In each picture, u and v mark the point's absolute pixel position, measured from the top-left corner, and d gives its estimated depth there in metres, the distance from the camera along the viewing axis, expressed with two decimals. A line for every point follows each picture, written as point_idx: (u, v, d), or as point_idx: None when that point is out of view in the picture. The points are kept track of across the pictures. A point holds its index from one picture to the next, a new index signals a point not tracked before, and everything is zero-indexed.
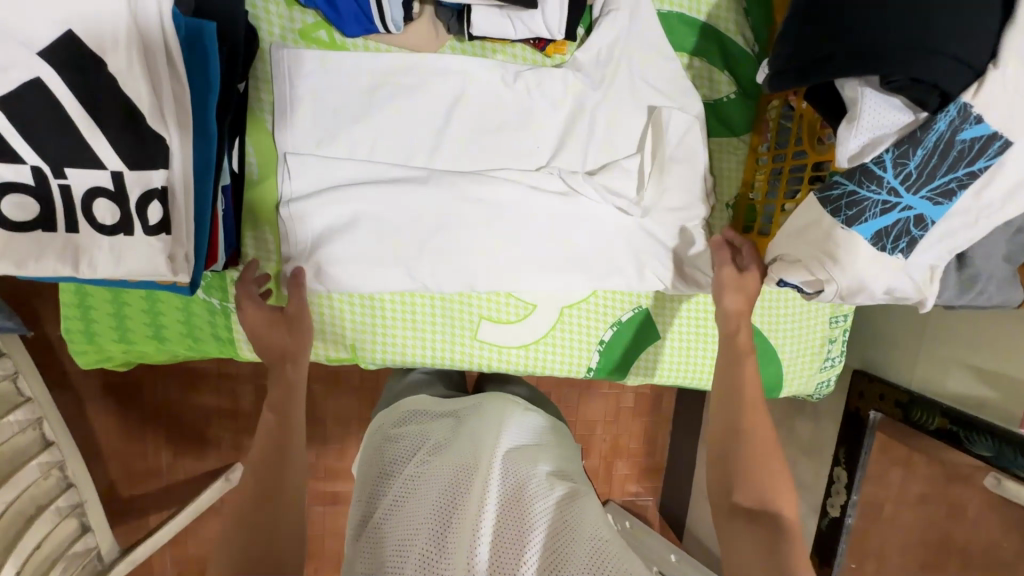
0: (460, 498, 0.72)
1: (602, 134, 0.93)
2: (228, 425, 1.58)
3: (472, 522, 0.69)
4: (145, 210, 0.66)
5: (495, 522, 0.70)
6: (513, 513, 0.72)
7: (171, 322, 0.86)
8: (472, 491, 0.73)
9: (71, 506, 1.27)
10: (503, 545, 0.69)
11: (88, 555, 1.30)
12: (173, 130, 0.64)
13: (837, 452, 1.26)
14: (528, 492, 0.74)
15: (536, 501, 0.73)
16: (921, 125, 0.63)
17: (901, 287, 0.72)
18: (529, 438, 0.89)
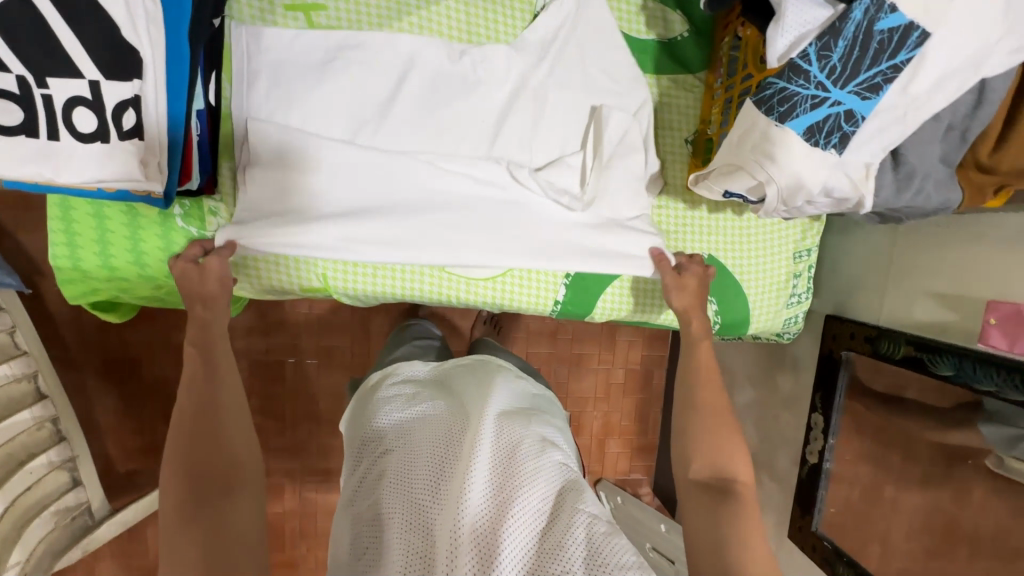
0: (452, 451, 0.75)
1: (561, 72, 0.97)
2: None
3: (463, 470, 0.72)
4: (120, 118, 0.71)
5: (488, 474, 0.72)
6: (505, 466, 0.74)
7: (151, 249, 0.91)
8: (465, 445, 0.75)
9: (64, 459, 1.30)
10: (495, 494, 0.71)
11: (78, 509, 1.34)
12: (147, 44, 0.70)
13: (814, 398, 1.27)
14: (523, 454, 0.77)
15: (529, 463, 0.76)
16: (839, 17, 0.66)
17: (838, 187, 0.75)
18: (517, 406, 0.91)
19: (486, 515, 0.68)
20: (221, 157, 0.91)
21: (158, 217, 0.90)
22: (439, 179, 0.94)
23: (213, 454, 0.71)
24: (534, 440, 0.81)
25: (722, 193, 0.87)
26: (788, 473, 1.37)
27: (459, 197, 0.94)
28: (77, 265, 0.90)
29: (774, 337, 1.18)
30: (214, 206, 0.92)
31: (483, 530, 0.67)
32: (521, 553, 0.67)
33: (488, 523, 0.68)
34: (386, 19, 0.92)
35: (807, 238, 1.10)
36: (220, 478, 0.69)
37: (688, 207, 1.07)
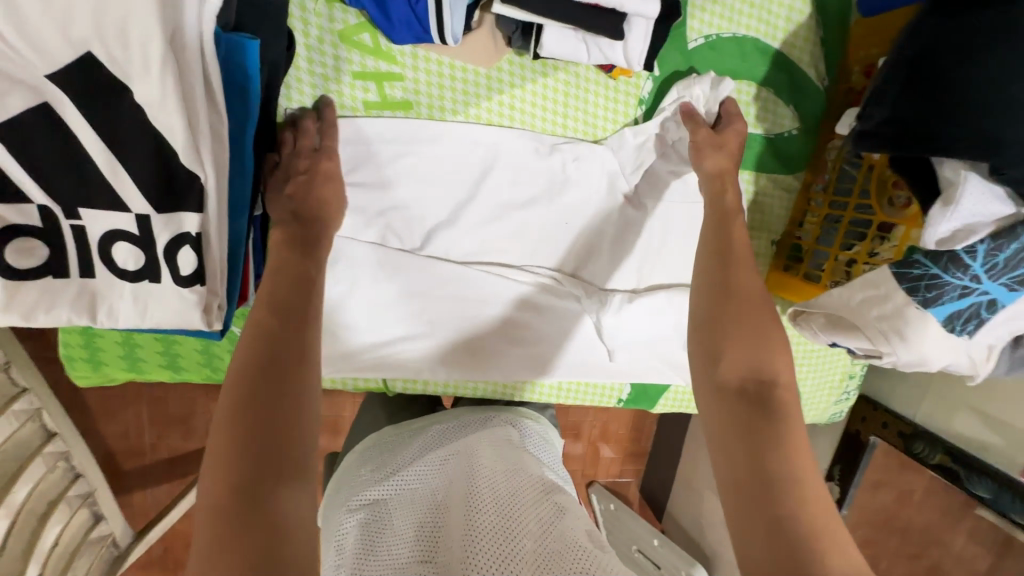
0: (454, 521, 0.51)
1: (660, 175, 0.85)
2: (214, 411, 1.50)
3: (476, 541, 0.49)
4: (175, 258, 0.57)
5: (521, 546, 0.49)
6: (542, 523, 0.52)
7: (187, 352, 0.77)
8: (455, 507, 0.53)
9: (81, 496, 0.98)
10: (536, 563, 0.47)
11: (103, 543, 1.02)
12: (210, 169, 0.55)
13: (832, 468, 1.31)
14: (518, 504, 0.54)
15: (525, 516, 0.52)
16: (1021, 221, 0.60)
17: (957, 364, 0.72)
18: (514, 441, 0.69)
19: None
20: None
21: None
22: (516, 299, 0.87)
23: (281, 414, 0.41)
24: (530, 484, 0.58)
25: (825, 339, 0.81)
26: None
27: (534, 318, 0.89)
28: (99, 370, 0.77)
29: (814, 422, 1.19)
30: None
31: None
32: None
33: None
34: (474, 96, 0.77)
35: None
36: (273, 462, 0.40)
37: None
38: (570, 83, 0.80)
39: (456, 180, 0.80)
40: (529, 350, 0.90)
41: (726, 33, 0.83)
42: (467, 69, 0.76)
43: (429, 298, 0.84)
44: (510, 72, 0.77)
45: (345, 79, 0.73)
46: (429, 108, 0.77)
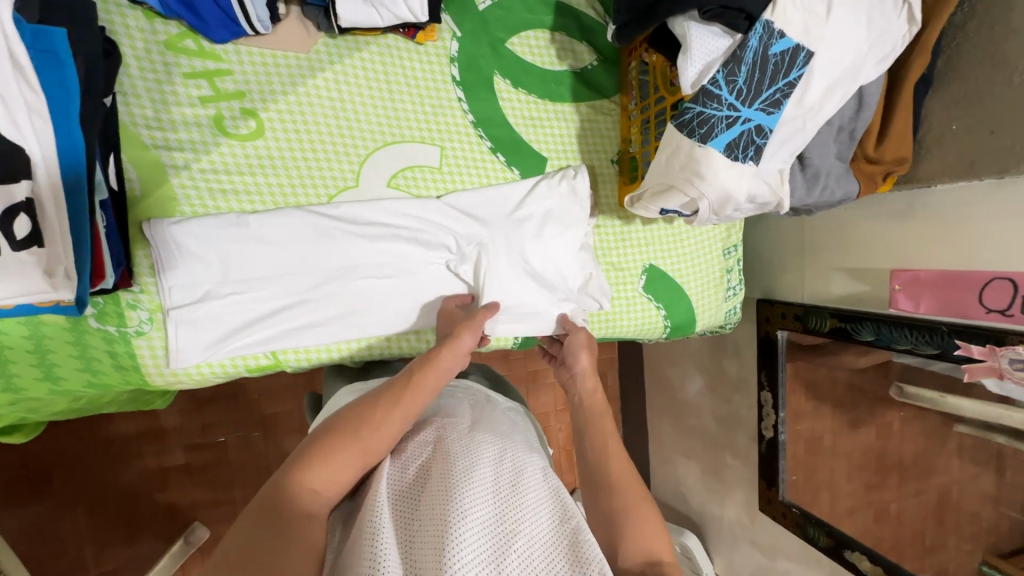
0: (431, 477, 0.61)
1: (487, 193, 1.00)
2: (175, 484, 1.49)
3: (446, 490, 0.58)
4: (11, 227, 0.63)
5: (486, 502, 0.58)
6: (506, 491, 0.60)
7: (63, 359, 0.80)
8: (459, 481, 0.59)
9: None
10: (489, 520, 0.56)
11: None
12: (33, 140, 0.63)
13: (760, 376, 1.37)
14: (521, 502, 0.60)
15: (528, 519, 0.58)
16: (739, 45, 0.74)
17: (759, 193, 0.83)
18: (512, 431, 0.74)
19: (480, 554, 0.53)
20: (134, 245, 0.82)
21: (66, 322, 0.78)
22: (378, 251, 0.93)
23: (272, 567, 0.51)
24: (535, 486, 0.63)
25: (657, 211, 0.91)
26: (750, 451, 1.46)
27: (403, 269, 0.95)
28: None
29: (719, 328, 1.26)
30: (133, 298, 0.82)
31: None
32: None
33: (486, 557, 0.53)
34: (300, 77, 0.88)
35: (731, 235, 1.19)
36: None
37: (623, 222, 1.11)
38: (385, 54, 0.93)
39: (302, 153, 0.90)
40: (411, 298, 0.96)
41: None
42: (287, 55, 0.88)
43: (299, 267, 0.89)
44: (327, 52, 0.90)
45: (177, 78, 0.83)
46: (260, 92, 0.87)
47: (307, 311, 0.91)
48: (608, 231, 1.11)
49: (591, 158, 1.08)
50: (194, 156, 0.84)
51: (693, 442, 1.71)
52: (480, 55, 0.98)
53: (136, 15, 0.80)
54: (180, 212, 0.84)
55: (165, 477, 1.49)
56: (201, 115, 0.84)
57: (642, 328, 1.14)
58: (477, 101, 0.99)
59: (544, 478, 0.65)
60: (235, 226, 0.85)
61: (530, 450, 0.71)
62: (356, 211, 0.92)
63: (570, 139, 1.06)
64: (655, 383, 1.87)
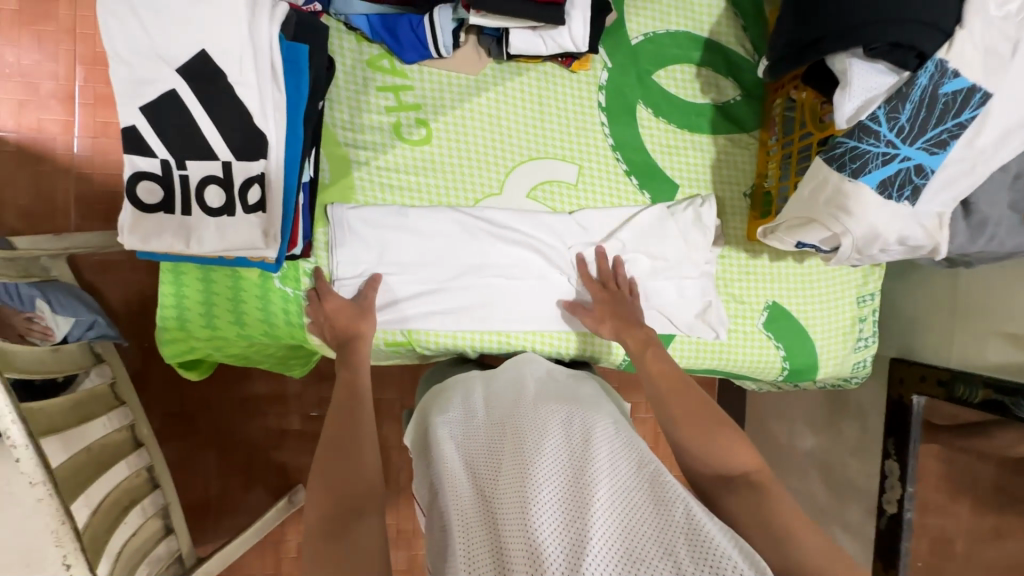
0: (506, 445, 0.68)
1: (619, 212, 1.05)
2: (292, 443, 1.68)
3: (522, 456, 0.64)
4: (246, 193, 0.80)
5: (560, 463, 0.64)
6: (578, 450, 0.66)
7: (250, 309, 0.97)
8: (531, 455, 0.64)
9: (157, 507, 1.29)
10: (565, 477, 0.62)
11: (172, 557, 1.32)
12: (273, 129, 0.79)
13: (886, 443, 1.25)
14: (595, 461, 0.64)
15: (602, 474, 0.62)
16: (906, 83, 0.74)
17: (912, 235, 0.79)
18: (582, 404, 0.79)
19: (561, 508, 0.59)
20: (317, 223, 0.98)
21: (259, 278, 0.96)
22: (508, 253, 1.02)
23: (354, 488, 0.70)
24: (606, 445, 0.67)
25: (793, 244, 0.90)
26: (864, 525, 1.32)
27: (527, 271, 1.03)
28: (182, 324, 0.96)
29: (842, 381, 1.18)
30: (309, 267, 0.98)
31: (563, 537, 0.57)
32: (616, 546, 0.57)
33: (569, 521, 0.58)
34: (464, 94, 1.01)
35: (868, 282, 1.13)
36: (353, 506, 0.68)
37: (750, 255, 1.10)
38: (540, 79, 1.03)
39: (459, 159, 1.02)
40: (534, 300, 1.03)
41: (661, 30, 1.06)
42: (459, 75, 1.01)
43: (441, 259, 1.00)
44: (492, 75, 1.02)
45: (371, 91, 0.99)
46: (431, 105, 1.01)
47: (444, 300, 1.01)
48: (733, 261, 1.10)
49: (723, 189, 1.09)
50: (373, 155, 0.99)
51: (795, 507, 1.57)
52: (626, 85, 1.06)
53: (350, 38, 0.98)
54: (355, 200, 0.99)
55: (286, 437, 1.68)
56: (384, 122, 1.00)
57: (756, 366, 1.11)
58: (618, 126, 1.06)
59: (615, 440, 0.69)
60: (394, 217, 0.98)
61: (600, 416, 0.75)
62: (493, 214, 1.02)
63: (704, 168, 1.08)
64: (757, 436, 1.76)
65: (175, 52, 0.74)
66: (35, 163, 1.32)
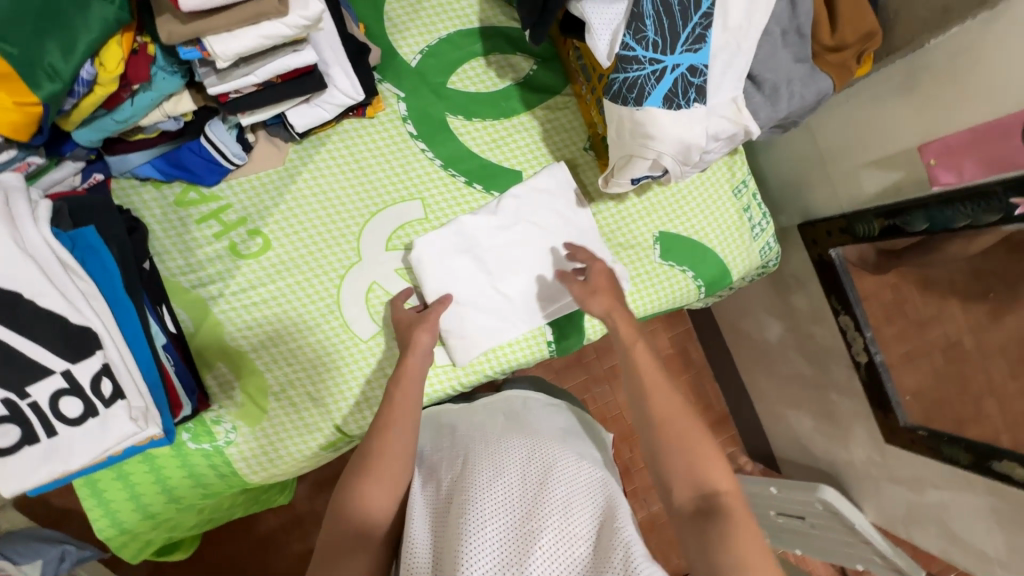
0: (462, 485, 0.71)
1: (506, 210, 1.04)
2: None
3: (474, 496, 0.68)
4: (98, 388, 0.78)
5: (512, 498, 0.68)
6: (532, 487, 0.69)
7: (178, 481, 0.95)
8: (485, 494, 0.68)
9: None
10: (514, 512, 0.66)
11: None
12: (93, 317, 0.78)
13: (832, 302, 1.26)
14: (546, 502, 0.67)
15: (551, 513, 0.65)
16: (634, 3, 0.74)
17: (720, 128, 0.80)
18: (549, 434, 0.81)
19: (503, 549, 0.62)
20: (202, 371, 0.97)
21: (171, 450, 0.95)
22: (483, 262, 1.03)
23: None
24: (563, 488, 0.69)
25: (631, 182, 0.89)
26: (853, 383, 1.33)
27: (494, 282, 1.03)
28: (121, 527, 0.94)
29: (761, 269, 1.19)
30: (216, 415, 0.97)
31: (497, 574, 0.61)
32: None
33: (508, 558, 0.62)
34: (283, 187, 1.00)
35: (736, 172, 1.14)
36: None
37: (617, 201, 1.10)
38: (346, 139, 1.02)
39: (306, 247, 1.01)
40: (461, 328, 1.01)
41: (434, 41, 1.05)
42: (268, 172, 1.00)
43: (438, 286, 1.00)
44: (299, 157, 1.01)
45: (193, 226, 0.98)
46: (256, 211, 1.00)
47: (357, 378, 1.01)
48: (605, 211, 1.10)
49: (565, 154, 1.10)
50: (223, 283, 0.98)
51: (796, 390, 1.58)
52: (428, 105, 1.05)
53: (148, 189, 0.97)
54: (228, 333, 0.98)
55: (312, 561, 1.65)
56: (218, 248, 0.99)
57: (674, 296, 1.11)
58: (439, 146, 1.06)
59: (576, 480, 0.72)
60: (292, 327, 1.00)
61: (565, 450, 0.77)
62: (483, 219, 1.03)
63: (537, 144, 1.09)
64: (737, 342, 1.77)
65: None
66: None
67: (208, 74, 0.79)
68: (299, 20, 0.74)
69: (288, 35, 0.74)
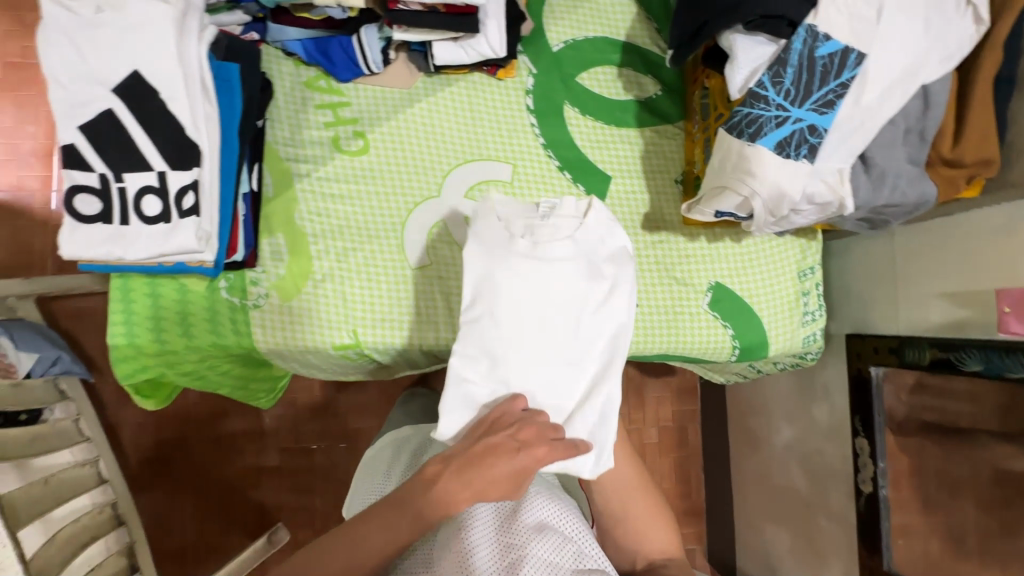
0: (441, 531, 0.72)
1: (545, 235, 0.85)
2: (266, 481, 1.65)
3: (456, 546, 0.68)
4: (181, 199, 0.83)
5: (491, 546, 0.69)
6: (508, 527, 0.71)
7: (198, 321, 0.99)
8: (463, 542, 0.69)
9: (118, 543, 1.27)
10: (497, 561, 0.67)
11: None
12: (204, 137, 0.84)
13: (854, 421, 1.23)
14: (523, 538, 0.69)
15: (530, 548, 0.68)
16: (783, 50, 0.78)
17: (818, 192, 0.83)
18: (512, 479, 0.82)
19: None
20: (262, 234, 1.02)
21: (205, 290, 0.99)
22: (568, 292, 0.83)
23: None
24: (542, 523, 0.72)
25: (713, 214, 0.93)
26: (847, 512, 1.28)
27: (579, 319, 0.83)
28: (131, 342, 0.98)
29: (799, 358, 1.18)
30: (256, 276, 1.01)
31: None
32: None
33: None
34: (400, 107, 1.08)
35: (807, 257, 1.15)
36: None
37: (688, 239, 1.13)
38: (470, 88, 1.10)
39: (396, 168, 1.07)
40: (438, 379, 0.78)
41: (579, 37, 1.13)
42: (393, 89, 1.08)
43: (500, 309, 0.80)
44: (424, 87, 1.09)
45: (310, 108, 1.06)
46: (368, 119, 1.07)
47: (388, 301, 1.04)
48: (672, 243, 1.13)
49: (656, 179, 1.14)
50: (314, 167, 1.04)
51: (784, 506, 1.52)
52: (553, 88, 1.12)
53: (288, 63, 1.06)
54: (298, 209, 1.03)
55: (260, 477, 1.65)
56: (323, 135, 1.06)
57: (707, 348, 1.11)
58: (548, 126, 1.12)
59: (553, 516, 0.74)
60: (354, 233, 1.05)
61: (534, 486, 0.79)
62: (540, 230, 0.85)
63: (634, 160, 1.13)
64: (741, 438, 1.73)
65: (110, 73, 0.81)
66: (10, 218, 1.52)
67: None
68: None
69: None
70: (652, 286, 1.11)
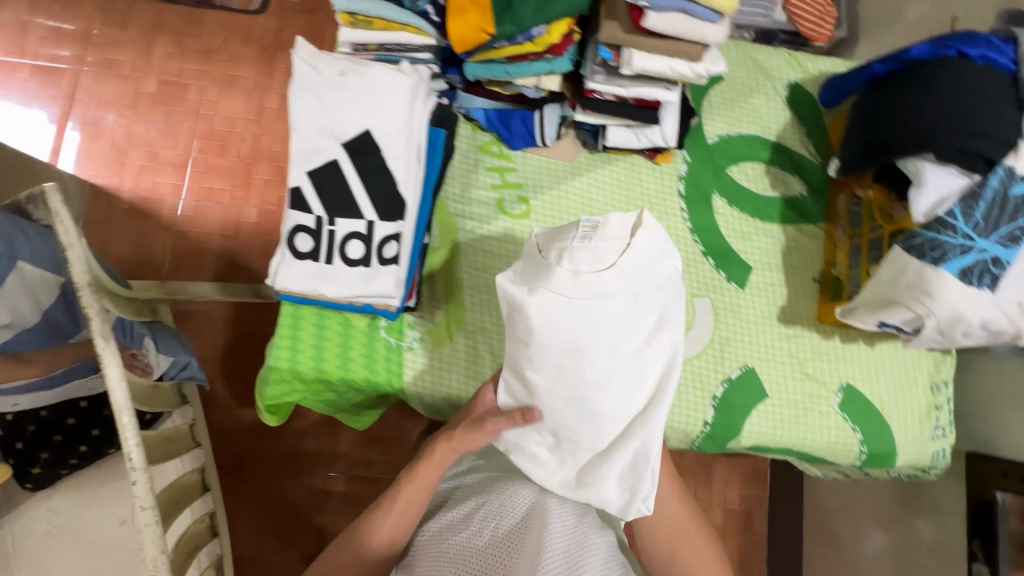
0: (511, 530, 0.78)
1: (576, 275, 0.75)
2: (325, 509, 1.59)
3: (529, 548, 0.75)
4: (384, 248, 0.90)
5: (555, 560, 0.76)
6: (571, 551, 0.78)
7: (356, 355, 1.04)
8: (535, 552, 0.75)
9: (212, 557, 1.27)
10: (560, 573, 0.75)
11: None
12: (410, 193, 0.91)
13: (971, 545, 1.19)
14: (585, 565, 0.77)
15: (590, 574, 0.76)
16: (976, 184, 0.84)
17: (994, 320, 0.85)
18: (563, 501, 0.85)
19: None
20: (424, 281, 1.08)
21: (367, 327, 1.05)
22: (612, 326, 0.75)
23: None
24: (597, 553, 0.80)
25: (874, 323, 0.95)
26: None
27: (620, 363, 0.76)
28: (293, 367, 1.01)
29: (921, 471, 1.16)
30: (413, 321, 1.07)
31: None
32: None
33: None
34: (563, 179, 1.15)
35: (940, 370, 1.16)
36: None
37: (822, 336, 1.15)
38: (630, 169, 1.17)
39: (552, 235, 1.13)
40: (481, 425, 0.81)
41: (734, 133, 1.20)
42: (558, 162, 1.15)
43: (535, 340, 0.75)
44: (587, 162, 1.16)
45: (481, 170, 1.13)
46: (533, 187, 1.14)
47: None
48: (806, 337, 1.15)
49: (795, 273, 1.17)
50: (479, 224, 1.11)
51: None
52: (706, 177, 1.18)
53: (468, 128, 1.14)
54: (461, 262, 1.09)
55: (324, 501, 1.60)
56: (491, 197, 1.13)
57: (835, 448, 1.11)
58: (698, 212, 1.17)
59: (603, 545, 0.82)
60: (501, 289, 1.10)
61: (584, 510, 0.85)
62: (581, 254, 0.75)
63: (775, 254, 1.17)
64: (818, 538, 1.66)
65: (344, 130, 0.89)
66: (141, 219, 1.58)
67: (597, 73, 0.95)
68: (701, 71, 0.91)
69: (684, 74, 0.91)
70: (783, 378, 1.12)
